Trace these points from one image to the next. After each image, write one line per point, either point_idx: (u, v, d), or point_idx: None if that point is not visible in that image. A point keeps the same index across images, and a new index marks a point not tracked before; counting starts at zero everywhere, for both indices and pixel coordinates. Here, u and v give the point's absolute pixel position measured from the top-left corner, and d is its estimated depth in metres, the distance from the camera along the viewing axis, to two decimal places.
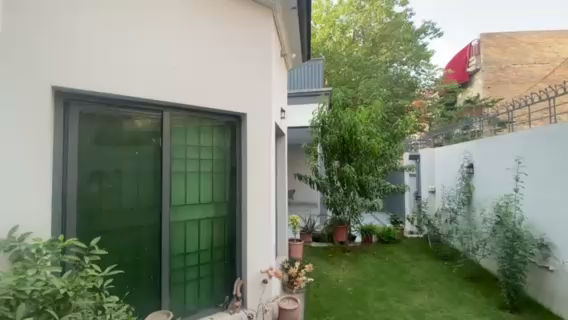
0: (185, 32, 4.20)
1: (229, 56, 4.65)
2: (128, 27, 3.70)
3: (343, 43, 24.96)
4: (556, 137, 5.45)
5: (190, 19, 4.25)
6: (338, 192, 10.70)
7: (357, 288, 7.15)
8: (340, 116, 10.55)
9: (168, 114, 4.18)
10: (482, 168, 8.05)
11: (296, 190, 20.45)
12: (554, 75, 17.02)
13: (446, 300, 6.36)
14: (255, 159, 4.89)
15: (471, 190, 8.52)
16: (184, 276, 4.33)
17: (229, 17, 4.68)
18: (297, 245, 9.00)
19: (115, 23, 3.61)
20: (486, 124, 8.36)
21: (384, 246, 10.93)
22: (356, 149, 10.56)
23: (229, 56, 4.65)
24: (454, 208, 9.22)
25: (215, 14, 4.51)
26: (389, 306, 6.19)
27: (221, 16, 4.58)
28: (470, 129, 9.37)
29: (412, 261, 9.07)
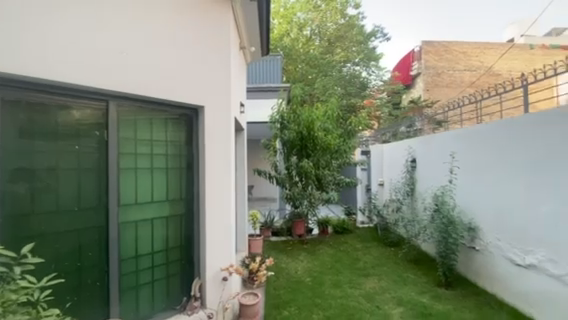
0: (148, 20, 3.99)
1: (196, 49, 4.53)
2: (84, 9, 3.45)
3: (300, 41, 25.36)
4: (483, 135, 6.33)
5: (155, 8, 4.06)
6: (296, 186, 11.05)
7: (315, 278, 7.45)
8: (299, 113, 10.82)
9: (114, 104, 3.80)
10: (423, 163, 8.99)
11: (254, 186, 20.36)
12: (481, 81, 20.61)
13: (393, 282, 7.01)
14: (213, 154, 4.71)
15: (414, 182, 9.47)
16: (136, 280, 4.02)
17: (196, 7, 4.56)
18: (257, 240, 9.01)
19: (62, 3, 3.30)
20: (426, 123, 9.35)
21: (339, 237, 11.51)
22: (314, 145, 10.83)
23: (197, 49, 4.54)
24: (400, 198, 10.12)
25: (184, 3, 4.39)
26: (344, 292, 6.59)
27: (190, 6, 4.47)
28: (412, 127, 10.40)
29: (364, 249, 9.75)
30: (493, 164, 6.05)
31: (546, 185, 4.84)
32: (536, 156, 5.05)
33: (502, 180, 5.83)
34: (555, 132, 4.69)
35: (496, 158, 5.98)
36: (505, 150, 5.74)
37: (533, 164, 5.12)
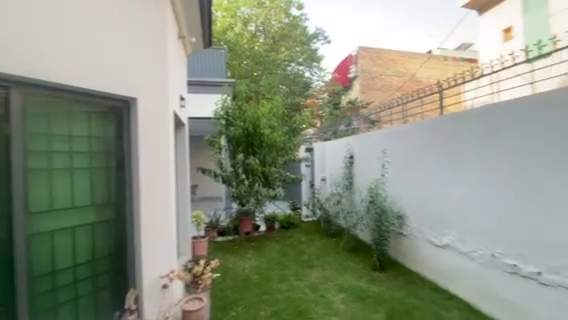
0: None
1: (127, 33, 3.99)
2: None
3: (244, 36, 24.52)
4: (408, 134, 7.17)
5: None
6: (243, 184, 10.91)
7: (262, 275, 7.47)
8: (244, 109, 10.70)
9: (16, 92, 2.98)
10: (360, 158, 9.79)
11: (198, 185, 19.38)
12: (406, 86, 23.19)
13: (335, 271, 7.47)
14: (149, 153, 4.30)
15: (353, 176, 10.23)
16: (53, 300, 3.40)
17: None
18: (201, 241, 8.58)
19: None
20: (362, 122, 10.19)
21: (285, 231, 11.79)
22: (260, 142, 10.77)
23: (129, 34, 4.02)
24: (340, 192, 10.82)
25: None
26: (291, 285, 6.76)
27: None
28: (350, 126, 11.24)
29: (309, 242, 10.17)
30: (417, 159, 6.91)
31: (458, 176, 5.75)
32: (450, 151, 5.93)
33: (424, 173, 6.70)
34: (464, 131, 5.56)
35: (419, 153, 6.84)
36: (427, 146, 6.58)
37: (448, 159, 6.01)
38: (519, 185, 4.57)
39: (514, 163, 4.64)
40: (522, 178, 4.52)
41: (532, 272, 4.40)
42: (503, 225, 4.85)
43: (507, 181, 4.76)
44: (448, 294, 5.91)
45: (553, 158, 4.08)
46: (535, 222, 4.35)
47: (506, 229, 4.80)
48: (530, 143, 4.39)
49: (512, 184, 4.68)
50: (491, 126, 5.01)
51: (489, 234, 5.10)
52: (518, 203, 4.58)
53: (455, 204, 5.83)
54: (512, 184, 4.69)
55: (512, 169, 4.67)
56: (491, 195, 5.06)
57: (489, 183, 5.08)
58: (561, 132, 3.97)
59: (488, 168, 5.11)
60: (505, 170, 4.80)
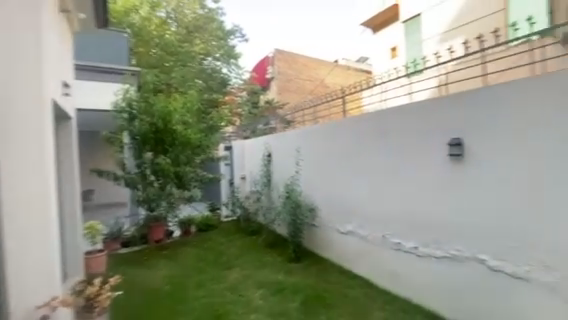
0: None
1: None
2: None
3: (152, 22, 21.97)
4: (318, 133, 7.88)
5: None
6: (152, 186, 9.77)
7: (175, 284, 6.88)
8: (152, 102, 9.64)
9: None
10: (277, 156, 10.15)
11: (95, 190, 16.42)
12: (317, 90, 23.70)
13: (253, 268, 7.54)
14: (19, 152, 3.55)
15: (271, 173, 10.51)
16: None
17: None
18: (99, 256, 7.31)
19: None
20: (279, 121, 10.61)
21: (202, 234, 11.19)
22: (172, 140, 9.86)
23: None
24: (259, 190, 10.95)
25: None
26: (208, 290, 6.47)
27: None
28: (268, 125, 11.54)
29: (228, 242, 9.94)
30: (326, 156, 7.63)
31: (358, 170, 6.60)
32: (352, 148, 6.75)
33: (332, 168, 7.43)
34: (372, 130, 6.20)
35: (329, 150, 7.52)
36: (334, 144, 7.31)
37: (351, 155, 6.81)
38: (402, 177, 5.59)
39: (399, 159, 5.64)
40: (404, 171, 5.56)
41: (411, 247, 5.49)
42: (391, 210, 5.85)
43: (394, 174, 5.75)
44: (352, 274, 6.77)
45: (425, 156, 5.17)
46: (413, 207, 5.43)
47: (394, 214, 5.81)
48: (409, 143, 5.42)
49: (398, 177, 5.68)
50: (383, 128, 5.93)
51: (381, 219, 6.07)
52: (402, 192, 5.61)
53: (357, 195, 6.69)
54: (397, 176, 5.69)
55: (397, 164, 5.68)
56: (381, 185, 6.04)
57: (381, 176, 6.03)
58: (430, 135, 5.06)
59: (380, 164, 6.04)
60: (393, 165, 5.78)
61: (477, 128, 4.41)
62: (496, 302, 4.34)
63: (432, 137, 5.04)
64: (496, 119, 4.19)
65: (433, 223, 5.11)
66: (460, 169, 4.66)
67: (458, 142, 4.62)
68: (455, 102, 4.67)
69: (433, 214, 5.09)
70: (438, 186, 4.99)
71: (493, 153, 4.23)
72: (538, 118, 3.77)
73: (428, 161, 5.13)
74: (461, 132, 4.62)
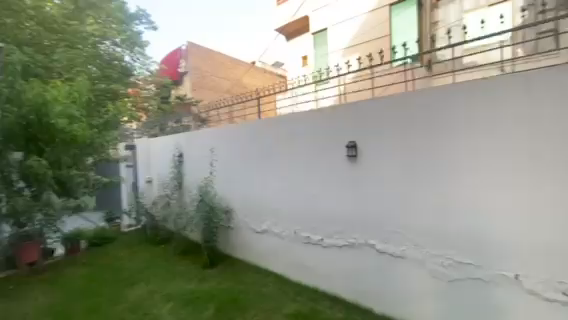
0: None
1: None
2: None
3: None
4: (233, 133, 7.76)
5: None
6: (21, 195, 7.70)
7: (57, 314, 5.59)
8: (18, 86, 7.15)
9: None
10: (189, 157, 9.52)
11: None
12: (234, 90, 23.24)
13: (162, 281, 6.85)
14: None
15: (182, 175, 9.81)
16: None
17: None
18: None
19: None
20: (192, 120, 10.06)
21: (98, 249, 9.44)
22: (50, 137, 7.76)
23: None
24: (168, 193, 9.95)
25: None
26: (104, 314, 5.52)
27: None
28: (181, 123, 10.74)
29: (131, 256, 8.71)
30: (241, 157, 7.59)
31: (272, 170, 6.85)
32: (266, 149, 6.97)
33: (246, 168, 7.47)
34: (283, 131, 6.55)
35: (244, 151, 7.52)
36: (249, 144, 7.33)
37: (266, 156, 6.98)
38: (311, 176, 6.04)
39: (309, 160, 6.08)
40: (313, 171, 6.01)
41: (318, 239, 5.96)
42: (302, 207, 6.26)
43: (305, 174, 6.17)
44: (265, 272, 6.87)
45: (330, 157, 5.73)
46: (320, 204, 5.93)
47: (303, 211, 6.23)
48: (319, 146, 5.92)
49: (307, 175, 6.12)
50: (292, 130, 6.37)
51: (294, 216, 6.44)
52: (311, 189, 6.08)
53: (271, 194, 6.92)
54: (308, 176, 6.12)
55: (308, 165, 6.12)
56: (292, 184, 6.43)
57: (294, 176, 6.38)
58: (334, 140, 5.64)
59: (294, 165, 6.40)
60: (304, 166, 6.20)
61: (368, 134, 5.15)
62: (381, 279, 5.09)
63: (335, 140, 5.62)
64: (381, 127, 4.96)
65: (335, 216, 5.68)
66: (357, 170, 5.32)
67: (353, 145, 5.30)
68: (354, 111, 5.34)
69: (336, 209, 5.67)
70: (340, 184, 5.58)
71: (379, 154, 4.97)
72: (406, 126, 4.62)
73: (332, 162, 5.68)
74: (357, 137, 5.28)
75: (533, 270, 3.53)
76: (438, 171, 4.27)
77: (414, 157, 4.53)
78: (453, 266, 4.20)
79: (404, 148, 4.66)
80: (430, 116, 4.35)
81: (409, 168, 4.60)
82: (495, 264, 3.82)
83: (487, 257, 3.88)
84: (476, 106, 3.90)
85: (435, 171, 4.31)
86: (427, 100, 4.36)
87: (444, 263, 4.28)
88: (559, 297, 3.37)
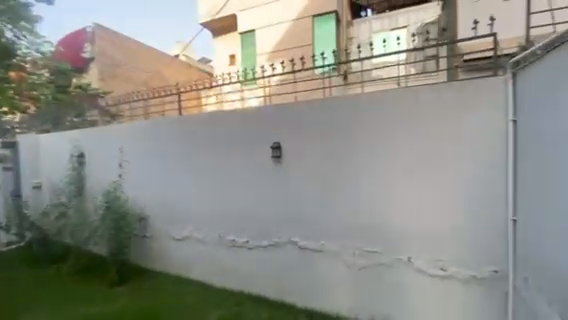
0: None
1: None
2: None
3: None
4: (147, 129, 6.56)
5: None
6: None
7: None
8: None
9: None
10: (94, 157, 8.05)
11: None
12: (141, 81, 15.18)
13: (49, 312, 5.43)
14: None
15: (84, 179, 8.22)
16: None
17: None
18: None
19: None
20: (99, 115, 8.64)
21: None
22: None
23: None
24: (64, 201, 8.02)
25: None
26: None
27: None
28: (87, 117, 9.19)
29: (4, 285, 6.77)
30: (153, 160, 6.48)
31: (199, 168, 5.68)
32: (188, 143, 5.85)
33: (158, 172, 6.35)
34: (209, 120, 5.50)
35: (155, 153, 6.42)
36: (161, 145, 6.27)
37: (186, 152, 5.89)
38: (227, 176, 5.34)
39: (224, 159, 5.34)
40: (229, 171, 5.31)
41: (244, 241, 5.20)
42: (218, 210, 5.53)
43: (220, 174, 5.42)
44: (178, 284, 5.90)
45: (246, 157, 5.09)
46: (237, 206, 5.29)
47: (219, 214, 5.53)
48: (233, 144, 5.22)
49: (237, 170, 5.21)
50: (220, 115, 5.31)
51: (209, 220, 5.67)
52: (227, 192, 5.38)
53: (185, 197, 6.00)
54: (223, 176, 5.40)
55: (223, 164, 5.38)
56: (219, 181, 5.44)
57: (209, 178, 5.58)
58: (250, 135, 5.04)
59: (207, 165, 5.58)
60: (218, 165, 5.45)
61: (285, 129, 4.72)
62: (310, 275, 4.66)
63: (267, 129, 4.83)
64: (297, 120, 4.61)
65: (253, 217, 5.12)
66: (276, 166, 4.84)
67: (278, 146, 4.74)
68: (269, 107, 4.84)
69: (254, 210, 5.11)
70: (257, 182, 5.02)
71: (296, 149, 4.59)
72: (321, 126, 4.44)
73: (249, 162, 5.06)
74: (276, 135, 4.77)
75: (423, 251, 3.75)
76: (349, 176, 4.23)
77: (326, 156, 4.41)
78: (362, 255, 4.18)
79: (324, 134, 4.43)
80: (340, 126, 4.29)
81: (322, 163, 4.44)
82: (398, 247, 3.90)
83: (389, 245, 3.98)
84: (377, 117, 4.01)
85: (347, 171, 4.24)
86: (339, 108, 4.29)
87: (355, 253, 4.23)
88: (439, 272, 3.67)
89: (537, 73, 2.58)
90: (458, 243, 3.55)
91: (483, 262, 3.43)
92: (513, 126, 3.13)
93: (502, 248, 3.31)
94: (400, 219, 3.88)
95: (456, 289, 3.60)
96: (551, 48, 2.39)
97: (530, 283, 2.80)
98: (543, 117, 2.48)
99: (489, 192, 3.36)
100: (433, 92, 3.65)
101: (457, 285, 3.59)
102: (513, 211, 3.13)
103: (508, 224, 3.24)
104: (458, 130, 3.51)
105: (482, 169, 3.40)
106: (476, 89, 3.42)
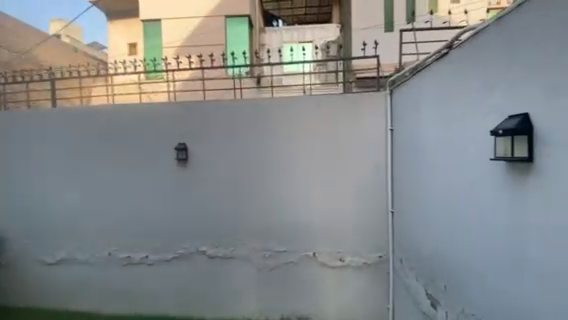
0: None
1: None
2: None
3: None
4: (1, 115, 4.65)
5: None
6: None
7: None
8: None
9: None
10: None
11: None
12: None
13: None
14: None
15: None
16: None
17: None
18: None
19: None
20: None
21: None
22: None
23: None
24: None
25: None
26: None
27: None
28: None
29: None
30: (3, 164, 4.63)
31: (82, 171, 4.41)
32: (66, 137, 4.45)
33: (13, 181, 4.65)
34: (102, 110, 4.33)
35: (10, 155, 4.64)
36: (23, 143, 4.60)
37: (62, 150, 4.47)
38: (118, 180, 4.31)
39: (115, 161, 4.31)
40: (122, 175, 4.30)
41: (142, 257, 4.30)
42: (104, 222, 4.37)
43: (109, 179, 4.33)
44: None
45: (143, 158, 4.23)
46: (130, 217, 4.29)
47: (107, 226, 4.37)
48: (127, 142, 4.27)
49: (135, 172, 4.26)
50: (115, 106, 4.31)
51: (91, 238, 4.42)
52: (117, 200, 4.32)
53: (54, 210, 4.51)
54: (112, 182, 4.34)
55: (113, 166, 4.32)
56: (111, 186, 4.33)
57: (93, 184, 4.38)
58: (150, 132, 4.22)
59: (90, 169, 4.39)
60: (106, 167, 4.33)
61: (192, 126, 4.13)
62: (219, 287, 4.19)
63: (177, 125, 4.16)
64: (205, 115, 4.10)
65: (152, 229, 4.26)
66: (180, 169, 4.17)
67: (184, 147, 4.12)
68: (175, 102, 4.17)
69: (152, 220, 4.24)
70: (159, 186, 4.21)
71: (202, 147, 4.11)
72: (226, 124, 4.08)
73: (147, 163, 4.23)
74: (181, 137, 4.16)
75: (325, 246, 3.94)
76: (256, 177, 4.02)
77: (232, 156, 4.07)
78: (272, 256, 4.05)
79: (232, 129, 4.06)
80: (244, 128, 4.04)
81: (230, 162, 4.07)
82: (304, 244, 3.98)
83: (295, 243, 3.99)
84: (283, 120, 3.98)
85: (256, 170, 4.03)
86: (247, 108, 4.04)
87: (266, 255, 4.06)
88: (337, 264, 3.94)
89: (409, 92, 3.17)
90: (353, 235, 3.89)
91: (370, 250, 3.88)
92: (390, 135, 3.74)
93: (384, 236, 3.85)
94: (304, 219, 3.96)
95: (351, 277, 3.93)
96: (415, 71, 3.00)
97: (405, 263, 3.36)
98: (414, 129, 3.07)
99: (375, 189, 3.84)
100: (332, 100, 3.89)
101: (350, 273, 3.93)
102: (392, 204, 3.73)
103: (387, 215, 3.81)
104: (352, 134, 3.86)
105: (370, 169, 3.85)
106: (365, 99, 3.84)
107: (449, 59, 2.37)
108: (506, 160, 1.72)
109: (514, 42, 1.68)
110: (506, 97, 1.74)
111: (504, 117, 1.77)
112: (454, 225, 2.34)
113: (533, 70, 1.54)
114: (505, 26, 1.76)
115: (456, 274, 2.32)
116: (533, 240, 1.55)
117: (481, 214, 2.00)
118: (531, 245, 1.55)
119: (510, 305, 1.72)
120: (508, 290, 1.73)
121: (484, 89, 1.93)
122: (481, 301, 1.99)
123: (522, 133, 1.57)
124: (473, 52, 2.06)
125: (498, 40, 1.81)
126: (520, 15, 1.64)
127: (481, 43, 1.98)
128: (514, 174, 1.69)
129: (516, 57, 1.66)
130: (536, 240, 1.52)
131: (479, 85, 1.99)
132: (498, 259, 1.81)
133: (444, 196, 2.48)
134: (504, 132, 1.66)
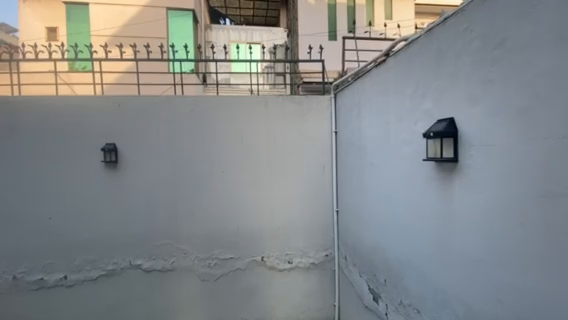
0: None
1: None
2: None
3: None
4: None
5: None
6: None
7: None
8: None
9: None
10: None
11: None
12: None
13: None
14: None
15: None
16: None
17: None
18: None
19: None
20: None
21: None
22: None
23: None
24: None
25: None
26: None
27: None
28: None
29: None
30: None
31: None
32: None
33: None
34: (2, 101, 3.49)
35: None
36: None
37: None
38: (27, 187, 3.54)
39: (22, 164, 3.53)
40: (32, 180, 3.54)
41: (57, 279, 3.62)
42: (7, 240, 3.53)
43: (12, 186, 3.52)
44: None
45: (62, 160, 3.57)
46: (43, 231, 3.57)
47: (10, 244, 3.54)
48: (39, 141, 3.55)
49: (51, 177, 3.56)
50: (21, 98, 3.51)
51: None
52: (26, 211, 3.54)
53: None
54: (17, 190, 3.53)
55: (18, 171, 3.52)
56: (15, 196, 3.52)
57: None
58: (70, 130, 3.58)
59: None
60: (7, 171, 3.51)
61: (124, 123, 3.66)
62: (159, 302, 3.77)
63: (106, 123, 3.63)
64: (141, 112, 3.67)
65: (73, 243, 3.61)
66: (109, 172, 3.64)
67: (113, 148, 3.59)
68: (103, 95, 3.64)
69: (73, 233, 3.61)
70: (82, 193, 3.60)
71: (137, 147, 3.66)
72: (166, 123, 3.71)
73: (66, 167, 3.57)
74: (111, 136, 3.64)
75: (273, 249, 3.87)
76: (200, 180, 3.75)
77: (173, 158, 3.72)
78: (218, 265, 3.82)
79: (173, 129, 3.71)
80: (186, 128, 3.73)
81: (169, 165, 3.71)
82: (252, 249, 3.84)
83: (243, 248, 3.83)
84: (228, 120, 3.79)
85: (200, 173, 3.75)
86: (189, 106, 3.74)
87: (211, 264, 3.81)
88: (286, 265, 3.90)
89: (351, 96, 3.30)
90: (301, 237, 3.90)
91: (317, 249, 3.94)
92: (334, 137, 3.87)
93: (330, 235, 3.94)
94: (252, 223, 3.83)
95: (300, 278, 3.93)
96: (357, 77, 3.14)
97: (349, 260, 3.49)
98: (356, 132, 3.21)
99: (321, 190, 3.92)
100: (280, 102, 3.85)
101: (299, 275, 3.93)
102: (337, 203, 3.86)
103: (333, 214, 3.93)
104: (299, 136, 3.88)
105: (316, 170, 3.91)
106: (311, 102, 3.89)
107: (386, 66, 2.52)
108: (434, 160, 1.87)
109: (442, 53, 1.84)
110: (435, 104, 1.91)
111: (433, 121, 1.93)
112: (391, 222, 2.51)
113: (457, 80, 1.71)
114: (433, 38, 1.93)
115: (394, 268, 2.48)
116: (460, 233, 1.72)
117: (414, 211, 2.17)
118: (459, 238, 1.73)
119: (443, 293, 1.88)
120: (441, 279, 1.90)
121: (417, 96, 2.09)
122: (417, 291, 2.16)
123: (448, 136, 1.73)
124: (406, 60, 2.23)
125: (428, 50, 1.98)
126: (446, 28, 1.81)
127: (413, 53, 2.14)
128: (442, 173, 1.86)
129: (444, 67, 1.82)
130: (463, 233, 1.70)
131: (411, 91, 2.16)
132: (431, 251, 1.98)
133: (382, 195, 2.64)
134: (435, 134, 1.79)
